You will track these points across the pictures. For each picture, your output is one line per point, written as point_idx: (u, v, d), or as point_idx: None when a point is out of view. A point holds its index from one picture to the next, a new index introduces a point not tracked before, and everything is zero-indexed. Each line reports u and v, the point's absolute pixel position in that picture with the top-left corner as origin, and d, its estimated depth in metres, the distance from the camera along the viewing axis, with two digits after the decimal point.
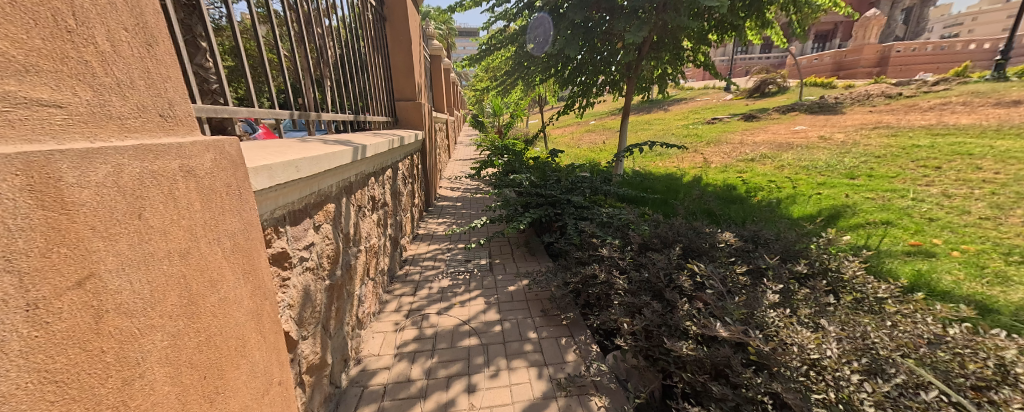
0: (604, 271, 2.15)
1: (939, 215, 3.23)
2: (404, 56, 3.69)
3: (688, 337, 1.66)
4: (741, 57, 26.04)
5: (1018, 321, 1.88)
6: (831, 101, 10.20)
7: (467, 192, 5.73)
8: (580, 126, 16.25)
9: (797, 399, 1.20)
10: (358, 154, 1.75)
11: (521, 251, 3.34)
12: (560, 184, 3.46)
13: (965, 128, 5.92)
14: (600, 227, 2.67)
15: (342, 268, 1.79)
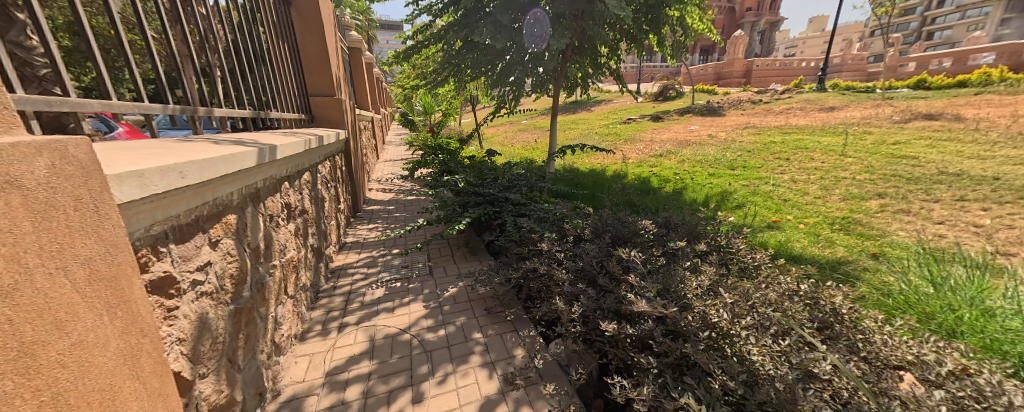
0: (544, 264, 2.24)
1: (791, 196, 4.08)
2: (314, 47, 3.33)
3: (619, 317, 1.82)
4: (643, 65, 29.24)
5: (843, 273, 2.48)
6: (715, 105, 12.07)
7: (399, 195, 5.42)
8: (508, 126, 16.53)
9: (705, 358, 1.42)
10: (266, 156, 1.53)
11: (459, 251, 3.28)
12: (495, 182, 3.49)
13: (805, 127, 7.54)
14: (537, 222, 2.77)
15: (251, 288, 1.55)
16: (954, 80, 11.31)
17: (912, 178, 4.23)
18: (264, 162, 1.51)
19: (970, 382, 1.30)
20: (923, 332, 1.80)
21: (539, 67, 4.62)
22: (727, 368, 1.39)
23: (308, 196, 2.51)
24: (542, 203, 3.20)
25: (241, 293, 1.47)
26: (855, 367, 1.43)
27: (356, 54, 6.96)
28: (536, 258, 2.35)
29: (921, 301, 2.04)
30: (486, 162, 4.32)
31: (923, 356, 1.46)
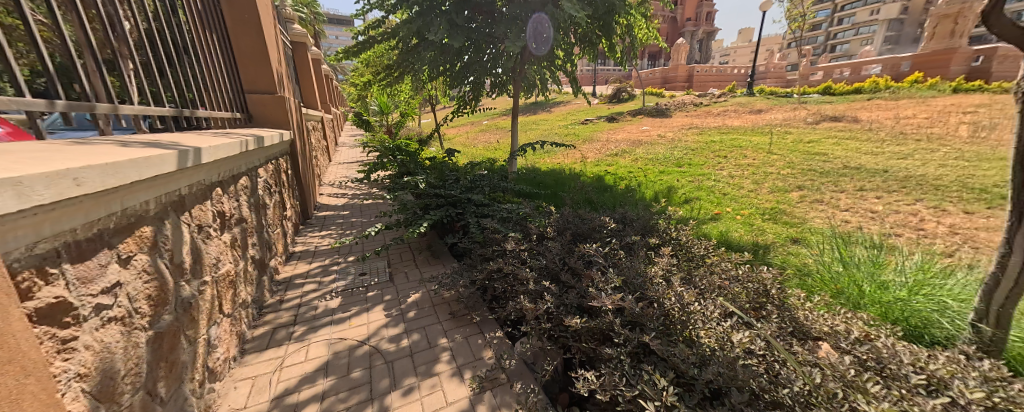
0: (507, 264, 2.24)
1: (729, 190, 4.48)
2: (248, 40, 3.04)
3: (580, 313, 1.87)
4: (597, 68, 30.50)
5: (774, 258, 2.78)
6: (662, 107, 12.89)
7: (354, 198, 5.14)
8: (467, 126, 16.37)
9: (660, 345, 1.50)
10: (191, 160, 1.35)
11: (420, 255, 3.18)
12: (457, 183, 3.43)
13: (740, 128, 8.30)
14: (501, 222, 2.77)
15: (174, 309, 1.37)
16: (855, 87, 13.08)
17: (825, 172, 4.83)
18: (187, 165, 1.34)
19: (874, 346, 1.50)
20: (839, 307, 2.06)
21: (498, 68, 4.62)
22: (678, 353, 1.48)
23: (247, 202, 2.29)
24: (505, 203, 3.21)
25: (162, 315, 1.30)
26: (784, 342, 1.59)
27: (300, 49, 6.49)
28: (500, 258, 2.35)
29: (834, 276, 2.33)
30: (446, 163, 4.23)
31: (838, 327, 1.66)
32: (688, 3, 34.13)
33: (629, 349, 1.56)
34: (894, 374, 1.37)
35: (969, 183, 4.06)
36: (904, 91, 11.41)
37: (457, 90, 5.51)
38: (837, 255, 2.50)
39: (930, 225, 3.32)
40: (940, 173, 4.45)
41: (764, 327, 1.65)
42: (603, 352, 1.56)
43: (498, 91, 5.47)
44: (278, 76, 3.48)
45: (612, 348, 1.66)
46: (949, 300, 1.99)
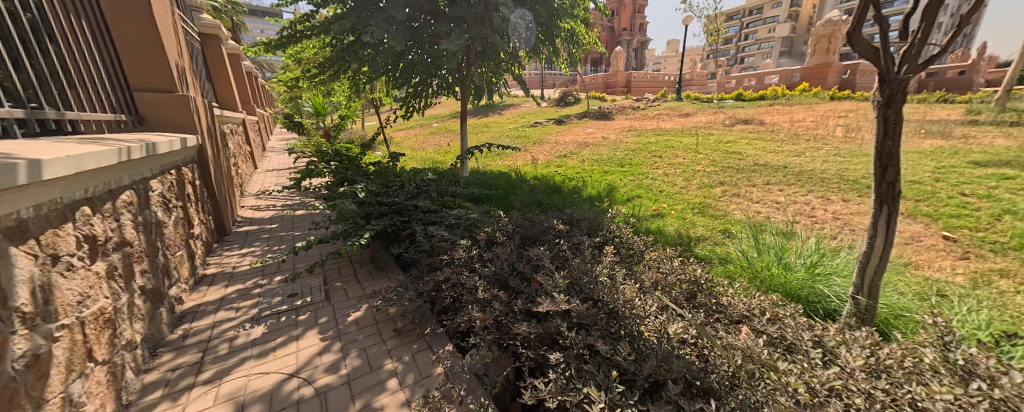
0: (455, 274, 2.20)
1: (665, 187, 4.87)
2: (135, 32, 2.67)
3: (526, 319, 1.88)
4: (544, 72, 31.43)
5: (702, 249, 3.07)
6: (606, 110, 13.64)
7: (284, 209, 4.70)
8: (416, 129, 15.82)
9: (606, 346, 1.56)
10: (23, 176, 1.10)
11: (362, 268, 3.00)
12: (400, 189, 3.30)
13: (673, 130, 9.04)
14: (447, 229, 2.71)
15: (4, 369, 1.11)
16: (764, 94, 14.93)
17: (741, 169, 5.46)
18: (18, 182, 1.09)
19: (782, 326, 1.71)
20: (755, 291, 2.33)
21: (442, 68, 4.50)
22: (620, 352, 1.54)
23: (132, 221, 1.98)
24: (453, 208, 3.15)
25: None
26: (710, 329, 1.74)
27: (212, 43, 5.76)
28: (447, 267, 2.28)
29: (751, 262, 2.63)
30: (390, 167, 4.05)
31: (754, 311, 1.87)
32: (623, 14, 36.54)
33: (576, 351, 1.59)
34: (799, 348, 1.58)
35: (850, 176, 4.84)
36: (800, 98, 13.29)
37: (400, 90, 5.32)
38: (753, 244, 2.83)
39: (822, 213, 3.89)
40: (828, 168, 5.25)
41: (694, 317, 1.80)
42: (549, 357, 1.57)
43: (442, 92, 5.36)
44: (179, 72, 3.08)
45: (558, 352, 1.69)
46: (834, 277, 2.35)
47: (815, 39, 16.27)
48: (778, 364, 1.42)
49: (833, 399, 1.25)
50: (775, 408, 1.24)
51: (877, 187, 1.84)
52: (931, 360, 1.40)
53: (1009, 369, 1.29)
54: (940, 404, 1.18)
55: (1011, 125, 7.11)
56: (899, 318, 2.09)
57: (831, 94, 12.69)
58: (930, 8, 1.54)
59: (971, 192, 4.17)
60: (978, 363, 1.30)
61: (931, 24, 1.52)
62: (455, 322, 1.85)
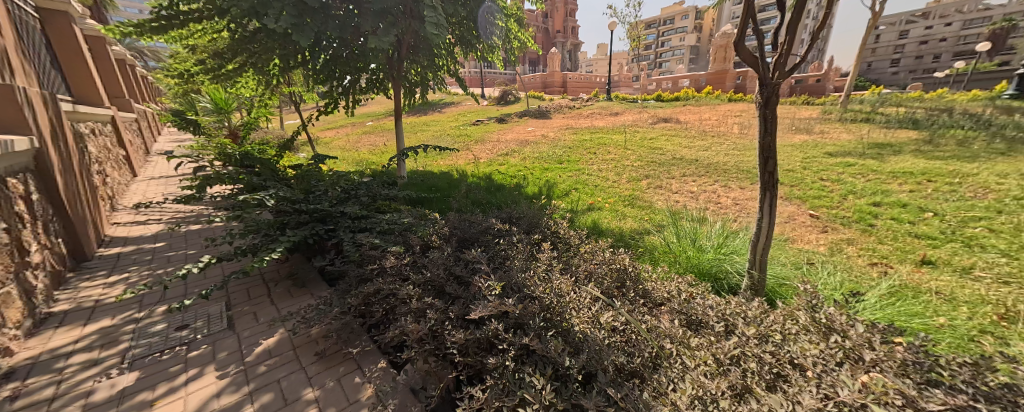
0: (386, 283, 2.06)
1: (599, 182, 5.17)
2: None
3: (462, 324, 1.83)
4: (485, 69, 31.31)
5: (632, 239, 3.32)
6: (545, 109, 14.03)
7: (175, 223, 4.06)
8: (349, 127, 14.77)
9: (541, 343, 1.59)
10: None
11: (280, 287, 2.70)
12: (323, 195, 3.03)
13: (604, 128, 9.62)
14: (377, 235, 2.56)
15: None
16: (680, 96, 16.62)
17: (663, 163, 6.01)
18: None
19: (694, 304, 1.93)
20: (674, 273, 2.59)
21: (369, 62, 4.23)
22: (554, 348, 1.57)
23: None
24: (385, 213, 3.00)
25: None
26: (636, 315, 1.88)
27: (60, 20, 4.92)
28: (378, 278, 2.15)
29: (670, 247, 2.91)
30: (313, 171, 3.71)
31: (672, 293, 2.07)
32: (556, 16, 37.98)
33: (512, 353, 1.59)
34: (708, 323, 1.80)
35: (747, 167, 5.60)
36: (708, 99, 15.05)
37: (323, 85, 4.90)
38: (673, 230, 3.13)
39: (726, 200, 4.46)
40: (730, 160, 6.02)
41: (622, 305, 1.94)
42: (486, 363, 1.55)
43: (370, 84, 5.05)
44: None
45: (494, 355, 1.67)
46: (734, 255, 2.70)
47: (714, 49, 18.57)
48: (692, 341, 1.63)
49: (733, 367, 1.46)
50: (687, 382, 1.38)
51: (759, 176, 2.16)
52: (804, 319, 1.69)
53: (855, 321, 1.58)
54: (809, 358, 1.44)
55: (854, 122, 8.87)
56: (782, 285, 2.48)
57: (730, 96, 14.57)
58: (791, 23, 1.89)
59: (826, 177, 5.10)
60: (834, 319, 1.59)
61: (792, 36, 1.88)
62: (385, 337, 1.73)
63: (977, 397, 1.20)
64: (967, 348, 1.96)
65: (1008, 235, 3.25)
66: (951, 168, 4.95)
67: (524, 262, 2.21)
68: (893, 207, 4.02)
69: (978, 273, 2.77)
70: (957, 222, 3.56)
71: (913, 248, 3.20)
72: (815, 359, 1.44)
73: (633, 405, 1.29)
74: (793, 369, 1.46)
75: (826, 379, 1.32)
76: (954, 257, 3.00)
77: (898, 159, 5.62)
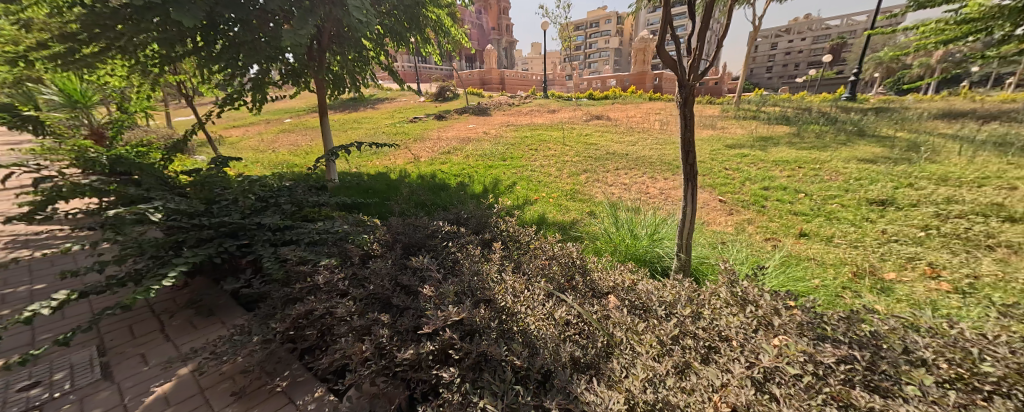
0: (322, 301, 1.86)
1: (542, 177, 5.29)
2: None
3: (413, 337, 1.73)
4: (420, 65, 30.17)
5: (576, 231, 3.45)
6: (484, 106, 13.99)
7: (11, 251, 3.22)
8: (264, 125, 13.19)
9: (497, 348, 1.55)
10: None
11: (176, 319, 2.31)
12: (235, 206, 2.64)
13: (543, 125, 9.87)
14: (306, 248, 2.29)
15: None
16: (608, 94, 17.71)
17: (598, 157, 6.35)
18: None
19: (636, 290, 2.05)
20: (616, 262, 2.74)
21: (283, 52, 3.78)
22: (512, 350, 1.56)
23: None
24: (314, 222, 2.71)
25: None
26: (587, 306, 1.96)
27: None
28: (310, 297, 1.92)
29: (611, 237, 3.08)
30: (220, 178, 3.21)
31: (617, 281, 2.18)
32: (489, 13, 37.96)
33: (468, 362, 1.54)
34: (650, 307, 1.93)
35: (670, 159, 6.16)
36: (632, 97, 16.28)
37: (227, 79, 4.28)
38: (613, 220, 3.31)
39: (653, 190, 4.86)
40: (656, 154, 6.56)
41: (573, 299, 1.99)
42: (442, 376, 1.47)
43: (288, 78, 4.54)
44: None
45: (450, 366, 1.60)
46: (665, 240, 2.94)
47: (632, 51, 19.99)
48: (638, 326, 1.73)
49: (675, 346, 1.59)
50: (639, 368, 1.45)
51: (683, 168, 2.36)
52: (727, 294, 1.90)
53: (764, 292, 1.81)
54: (733, 329, 1.62)
55: (747, 118, 10.28)
56: (703, 264, 2.76)
57: (650, 95, 15.91)
58: (700, 30, 2.10)
59: (729, 166, 5.82)
60: (749, 292, 1.81)
61: (702, 41, 2.06)
62: (324, 363, 1.56)
63: (853, 346, 1.46)
64: (838, 304, 2.38)
65: (853, 210, 3.99)
66: (814, 156, 5.94)
67: (475, 264, 2.17)
68: (776, 191, 4.70)
69: (837, 241, 3.37)
70: (819, 201, 4.28)
71: (791, 225, 3.75)
72: (738, 329, 1.61)
73: (592, 397, 1.33)
74: (721, 341, 1.63)
75: (749, 347, 1.49)
76: (820, 229, 3.62)
77: (776, 150, 6.58)
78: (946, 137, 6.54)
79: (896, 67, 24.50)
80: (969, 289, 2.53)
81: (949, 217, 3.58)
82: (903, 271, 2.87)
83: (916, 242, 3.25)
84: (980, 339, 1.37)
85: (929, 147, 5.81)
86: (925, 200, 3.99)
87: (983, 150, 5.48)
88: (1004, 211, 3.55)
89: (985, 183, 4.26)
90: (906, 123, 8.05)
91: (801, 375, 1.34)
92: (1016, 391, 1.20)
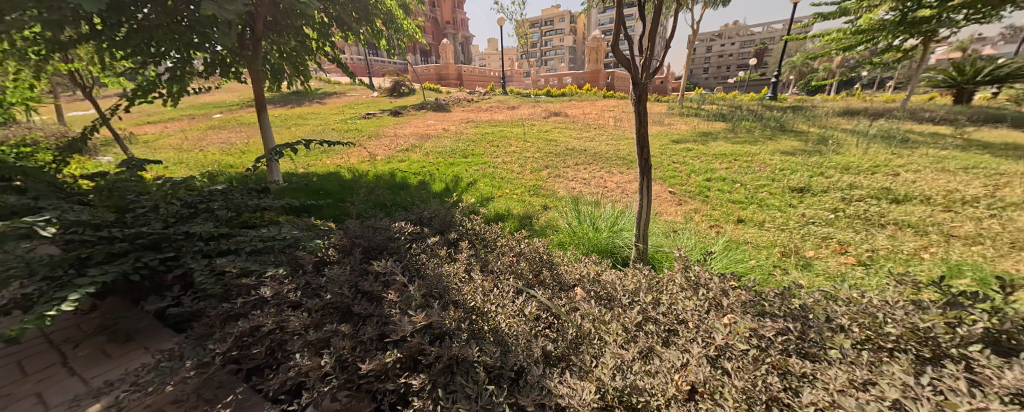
0: (273, 314, 1.71)
1: (504, 174, 5.28)
2: None
3: (380, 346, 1.65)
4: (371, 58, 28.81)
5: (540, 226, 3.49)
6: (443, 102, 13.70)
7: None
8: (191, 120, 11.83)
9: (468, 349, 1.51)
10: None
11: (82, 348, 1.94)
12: (157, 214, 2.33)
13: (503, 121, 9.85)
14: (249, 258, 2.09)
15: None
16: (565, 91, 18.10)
17: (558, 153, 6.47)
18: None
19: (600, 281, 2.11)
20: (581, 254, 2.81)
21: (212, 42, 3.41)
22: (485, 351, 1.54)
23: None
24: (257, 229, 2.47)
25: None
26: (555, 300, 1.99)
27: None
28: (257, 311, 1.75)
29: (574, 230, 3.16)
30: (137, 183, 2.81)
31: (582, 274, 2.23)
32: (443, 7, 37.13)
33: (439, 367, 1.49)
34: (614, 297, 1.99)
35: (624, 154, 6.42)
36: (588, 94, 16.76)
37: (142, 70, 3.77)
38: (576, 215, 3.39)
39: (611, 184, 5.03)
40: (611, 149, 6.81)
41: (542, 294, 2.01)
42: (412, 384, 1.42)
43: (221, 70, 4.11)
44: None
45: (421, 372, 1.55)
46: (624, 231, 3.06)
47: (586, 49, 20.54)
48: (605, 316, 1.78)
49: (640, 332, 1.67)
50: (608, 357, 1.49)
51: (639, 162, 2.44)
52: (683, 279, 2.01)
53: (715, 276, 1.94)
54: (689, 312, 1.72)
55: (690, 114, 10.99)
56: (659, 252, 2.90)
57: (604, 92, 16.47)
58: (651, 32, 2.18)
59: (676, 159, 6.17)
60: (702, 276, 1.93)
61: (653, 38, 2.13)
62: (277, 383, 1.43)
63: (788, 319, 1.61)
64: (771, 281, 2.63)
65: (778, 197, 4.41)
66: (747, 149, 6.48)
67: (440, 265, 2.12)
68: (716, 182, 5.07)
69: (767, 225, 3.69)
70: (752, 190, 4.66)
71: (731, 212, 4.06)
72: (693, 311, 1.72)
73: (566, 390, 1.35)
74: (679, 324, 1.72)
75: (704, 327, 1.59)
76: (754, 215, 3.95)
77: (714, 144, 7.09)
78: (847, 131, 7.49)
79: (807, 71, 27.85)
80: (868, 261, 2.93)
81: (852, 200, 4.14)
82: (819, 248, 3.22)
83: (827, 223, 3.67)
84: (882, 303, 1.54)
85: (834, 140, 6.61)
86: (834, 187, 4.52)
87: (878, 142, 6.34)
88: (891, 195, 4.16)
89: (876, 171, 4.98)
90: (817, 118, 9.09)
91: (749, 349, 1.46)
92: (910, 347, 1.40)
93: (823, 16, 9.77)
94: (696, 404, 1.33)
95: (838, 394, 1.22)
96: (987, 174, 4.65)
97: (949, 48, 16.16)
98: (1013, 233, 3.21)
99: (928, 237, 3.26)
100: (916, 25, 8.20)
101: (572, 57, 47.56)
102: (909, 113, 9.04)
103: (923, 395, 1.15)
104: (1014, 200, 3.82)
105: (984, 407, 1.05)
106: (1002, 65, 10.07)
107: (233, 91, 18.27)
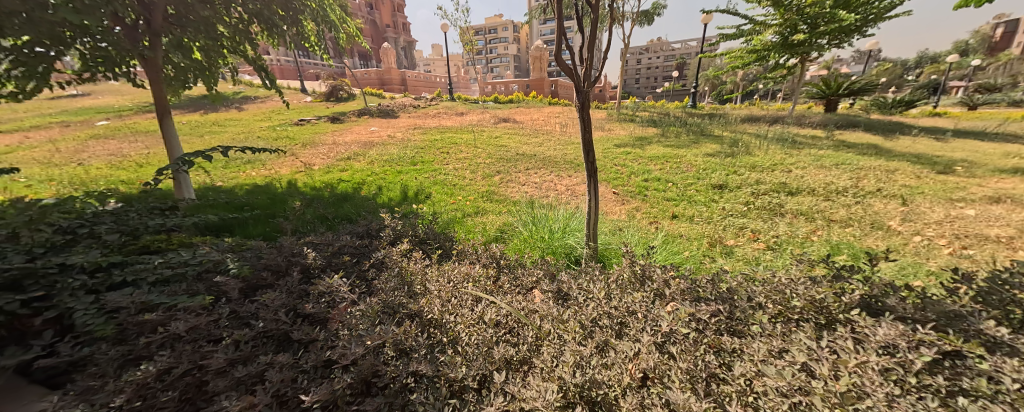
0: (186, 353, 1.48)
1: (456, 180, 5.19)
2: None
3: (326, 373, 1.52)
4: (304, 60, 26.99)
5: (497, 232, 3.48)
6: (385, 108, 13.19)
7: None
8: (64, 128, 9.89)
9: (425, 366, 1.45)
10: None
11: None
12: (16, 245, 1.89)
13: (452, 128, 9.74)
14: (152, 290, 1.79)
15: None
16: (509, 98, 18.39)
17: (509, 159, 6.53)
18: None
19: (555, 284, 2.17)
20: (535, 258, 2.86)
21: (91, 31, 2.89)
22: (444, 364, 1.49)
23: None
24: (162, 254, 2.13)
25: None
26: (514, 304, 1.97)
27: None
28: (168, 350, 1.50)
29: (528, 235, 3.20)
30: None
31: (539, 277, 2.28)
32: (382, 10, 35.95)
33: (394, 386, 1.40)
34: (571, 295, 2.06)
35: (572, 159, 6.64)
36: (532, 102, 17.12)
37: None
38: (530, 219, 3.44)
39: (561, 187, 5.18)
40: (559, 154, 7.02)
41: (501, 299, 1.99)
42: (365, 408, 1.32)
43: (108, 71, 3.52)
44: None
45: (375, 396, 1.45)
46: (576, 232, 3.16)
47: (529, 58, 21.07)
48: (563, 315, 1.81)
49: (594, 328, 1.71)
50: (567, 353, 1.52)
51: (585, 166, 2.54)
52: (627, 273, 2.11)
53: (657, 269, 2.07)
54: (637, 304, 1.80)
55: (625, 120, 11.76)
56: (607, 249, 3.03)
57: (550, 99, 16.92)
58: (590, 44, 2.27)
59: (618, 162, 6.56)
60: (647, 270, 2.05)
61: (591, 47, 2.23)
62: None
63: (718, 301, 1.76)
64: (702, 268, 2.89)
65: (704, 194, 4.85)
66: (676, 152, 7.04)
67: (388, 281, 2.02)
68: (652, 182, 5.44)
69: (696, 220, 4.03)
70: (682, 188, 5.07)
71: (667, 209, 4.37)
72: (641, 303, 1.81)
73: (530, 392, 1.34)
74: (630, 315, 1.80)
75: (651, 316, 1.69)
76: (685, 211, 4.29)
77: (649, 147, 7.63)
78: (751, 135, 8.49)
79: (718, 82, 31.29)
80: (775, 246, 3.33)
81: (759, 194, 4.68)
82: (737, 237, 3.58)
83: (743, 215, 4.11)
84: (789, 281, 1.73)
85: (743, 143, 7.44)
86: (745, 183, 5.08)
87: (773, 144, 7.28)
88: (787, 189, 4.78)
89: (776, 168, 5.70)
90: (728, 124, 10.24)
91: (689, 332, 1.58)
92: (810, 316, 1.59)
93: (725, 36, 11.03)
94: (647, 390, 1.40)
95: (760, 363, 1.35)
96: (852, 169, 5.55)
97: (819, 65, 19.20)
98: (872, 216, 3.86)
99: (816, 222, 3.79)
100: (794, 47, 9.61)
101: (515, 64, 48.55)
102: (797, 119, 10.49)
103: (824, 356, 1.31)
104: (871, 189, 4.60)
105: (866, 361, 1.24)
106: (855, 81, 12.13)
107: (123, 95, 15.68)
